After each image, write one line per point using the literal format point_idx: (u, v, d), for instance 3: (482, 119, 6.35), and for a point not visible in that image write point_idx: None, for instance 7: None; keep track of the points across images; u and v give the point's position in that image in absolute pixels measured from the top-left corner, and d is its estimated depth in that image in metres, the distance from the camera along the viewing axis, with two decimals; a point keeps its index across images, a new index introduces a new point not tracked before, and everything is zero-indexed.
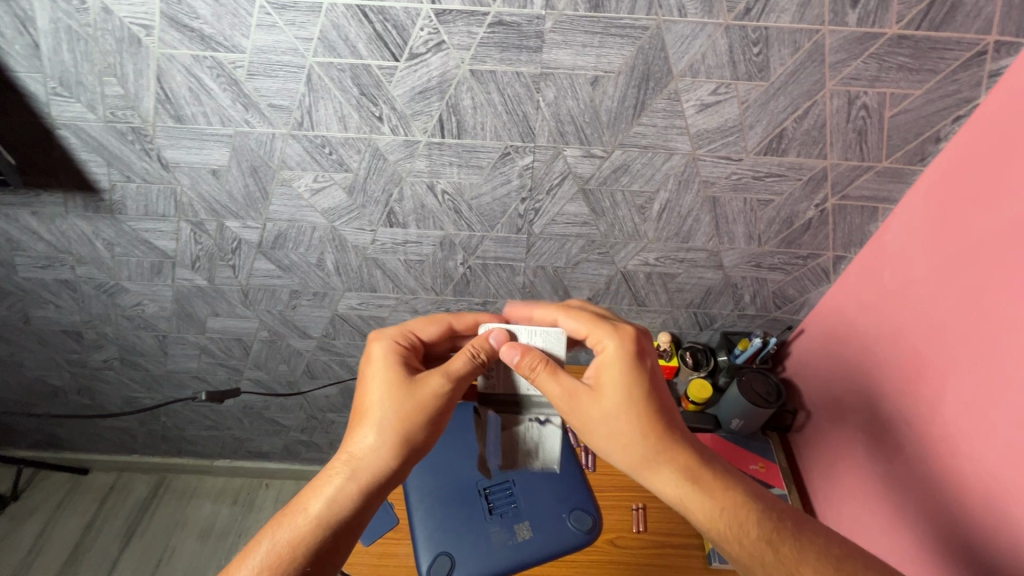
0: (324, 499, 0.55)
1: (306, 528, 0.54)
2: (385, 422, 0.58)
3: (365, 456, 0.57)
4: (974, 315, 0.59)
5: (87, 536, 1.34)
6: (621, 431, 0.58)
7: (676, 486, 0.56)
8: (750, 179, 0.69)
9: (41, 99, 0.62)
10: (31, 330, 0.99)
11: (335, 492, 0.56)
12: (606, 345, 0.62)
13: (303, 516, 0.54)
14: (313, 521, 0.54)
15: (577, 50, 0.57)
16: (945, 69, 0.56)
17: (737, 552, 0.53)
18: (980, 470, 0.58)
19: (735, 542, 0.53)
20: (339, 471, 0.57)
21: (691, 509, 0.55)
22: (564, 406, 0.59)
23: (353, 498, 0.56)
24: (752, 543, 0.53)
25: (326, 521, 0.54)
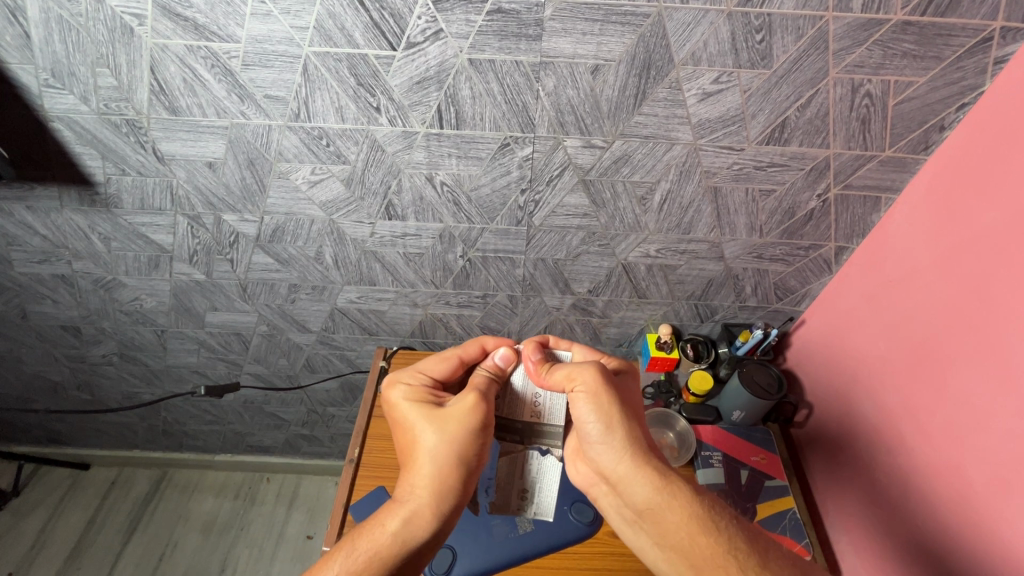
0: (401, 518, 0.54)
1: (390, 548, 0.52)
2: (448, 435, 0.58)
3: (434, 469, 0.57)
4: (976, 308, 0.59)
5: (89, 531, 1.34)
6: (626, 416, 0.59)
7: (656, 478, 0.56)
8: (752, 169, 0.68)
9: (34, 91, 0.62)
10: (29, 326, 0.99)
11: (413, 508, 0.55)
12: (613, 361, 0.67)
13: (387, 537, 0.53)
14: (395, 538, 0.53)
15: (577, 38, 0.56)
16: (950, 56, 0.55)
17: (708, 546, 0.52)
18: (985, 462, 0.58)
19: (710, 533, 0.52)
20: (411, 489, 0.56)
21: (668, 502, 0.55)
22: (589, 379, 0.60)
23: (433, 512, 0.55)
24: (724, 536, 0.52)
25: (409, 537, 0.53)
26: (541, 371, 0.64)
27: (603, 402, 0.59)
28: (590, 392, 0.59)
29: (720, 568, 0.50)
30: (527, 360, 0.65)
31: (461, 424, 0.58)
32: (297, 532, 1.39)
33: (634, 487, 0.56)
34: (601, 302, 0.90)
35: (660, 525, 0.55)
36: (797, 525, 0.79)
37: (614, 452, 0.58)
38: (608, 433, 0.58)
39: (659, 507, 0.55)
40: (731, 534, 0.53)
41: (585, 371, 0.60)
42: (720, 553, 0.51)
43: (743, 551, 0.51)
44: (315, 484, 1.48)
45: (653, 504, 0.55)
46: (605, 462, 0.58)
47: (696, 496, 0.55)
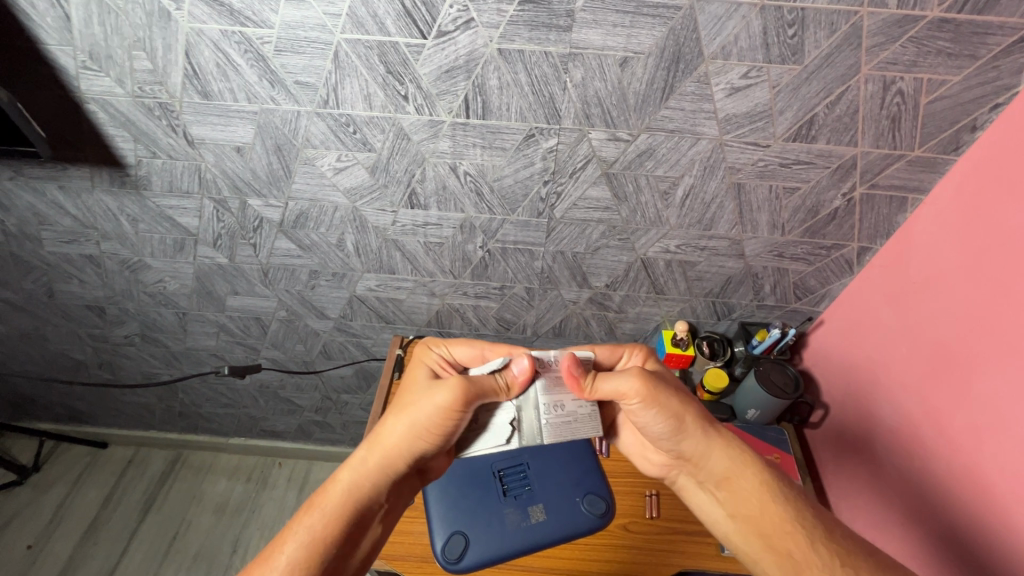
0: (353, 475, 0.56)
1: (337, 506, 0.54)
2: (412, 411, 0.56)
3: (399, 441, 0.57)
4: (1001, 309, 0.59)
5: (106, 507, 1.37)
6: (684, 396, 0.60)
7: (730, 449, 0.60)
8: (777, 166, 0.68)
9: (71, 73, 0.63)
10: (56, 304, 1.01)
11: (365, 471, 0.56)
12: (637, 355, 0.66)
13: (339, 491, 0.55)
14: (346, 493, 0.55)
15: (607, 30, 0.56)
16: (985, 54, 0.55)
17: (778, 514, 0.56)
18: (1006, 465, 0.58)
19: (780, 502, 0.57)
20: (369, 452, 0.57)
21: (743, 471, 0.59)
22: (634, 388, 0.58)
23: (384, 478, 0.57)
24: (794, 505, 0.56)
25: (357, 495, 0.55)
26: (584, 385, 0.59)
27: (659, 397, 0.58)
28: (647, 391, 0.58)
29: (789, 534, 0.54)
30: (568, 373, 0.59)
31: (434, 405, 0.55)
32: None
33: (710, 459, 0.60)
34: (618, 296, 0.91)
35: (733, 495, 0.59)
36: None
37: (688, 436, 0.60)
38: (673, 425, 0.59)
39: (736, 475, 0.59)
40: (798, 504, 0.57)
41: (627, 378, 0.58)
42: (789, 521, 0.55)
43: (809, 521, 0.55)
44: (326, 470, 1.50)
45: (730, 472, 0.59)
46: (676, 445, 0.61)
47: (768, 468, 0.60)
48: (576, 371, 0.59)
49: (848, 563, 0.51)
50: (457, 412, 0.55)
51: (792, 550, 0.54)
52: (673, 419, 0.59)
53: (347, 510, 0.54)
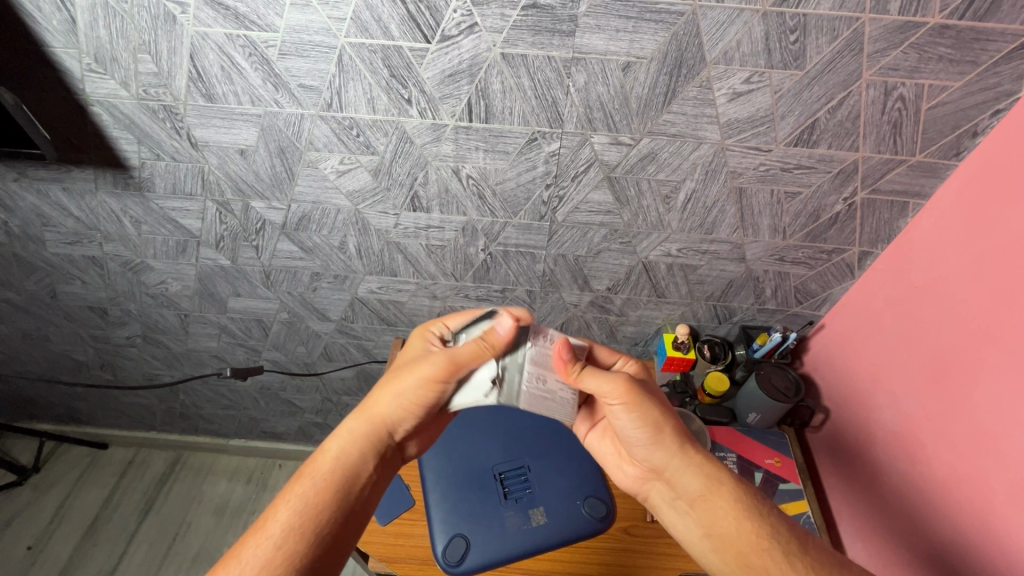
0: (341, 445, 0.58)
1: (329, 473, 0.55)
2: (396, 379, 0.60)
3: (385, 409, 0.60)
4: (1001, 315, 0.59)
5: (106, 508, 1.37)
6: (668, 411, 0.61)
7: (703, 468, 0.58)
8: (778, 171, 0.68)
9: (75, 75, 0.63)
10: (58, 305, 1.01)
11: (353, 440, 0.58)
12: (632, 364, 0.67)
13: (329, 461, 0.56)
14: (334, 460, 0.56)
15: (610, 35, 0.56)
16: (986, 61, 0.55)
17: (752, 530, 0.54)
18: (1009, 472, 0.58)
19: (755, 520, 0.55)
20: (356, 422, 0.59)
21: (717, 489, 0.57)
22: (619, 389, 0.59)
23: (371, 445, 0.58)
24: (769, 522, 0.55)
25: (346, 463, 0.56)
26: (571, 371, 0.61)
27: (643, 403, 0.59)
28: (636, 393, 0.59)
29: (765, 550, 0.53)
30: (557, 355, 0.62)
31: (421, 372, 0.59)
32: None
33: (683, 477, 0.58)
34: (620, 299, 0.91)
35: (708, 513, 0.56)
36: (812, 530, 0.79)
37: (666, 449, 0.59)
38: (651, 436, 0.59)
39: (710, 493, 0.57)
40: (771, 518, 0.55)
41: (613, 381, 0.60)
42: (765, 536, 0.54)
43: (784, 539, 0.54)
44: None
45: (702, 490, 0.57)
46: (653, 458, 0.60)
47: (741, 484, 0.58)
48: (565, 356, 0.62)
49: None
50: (440, 382, 0.59)
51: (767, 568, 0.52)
52: (653, 432, 0.59)
53: (338, 477, 0.55)
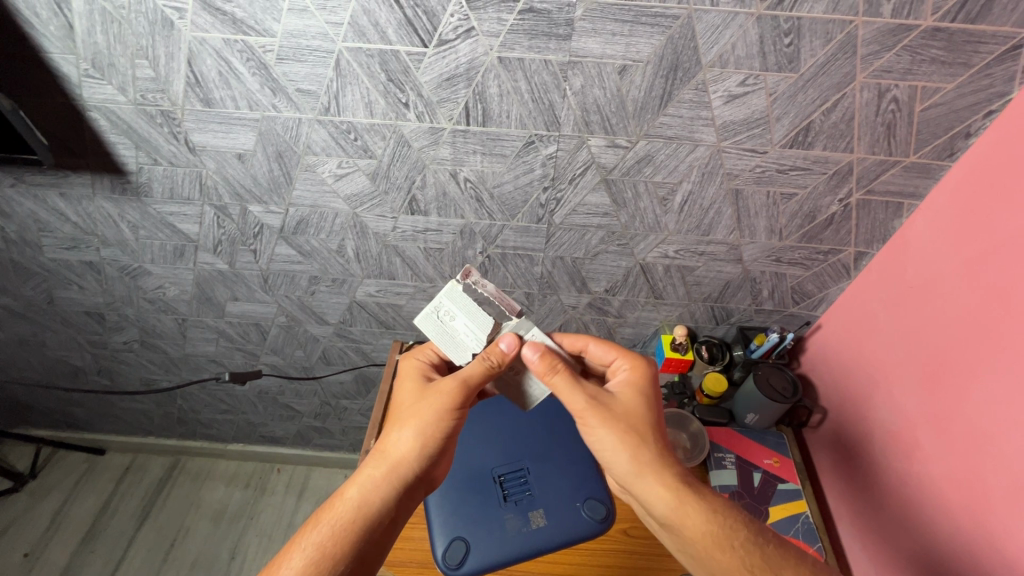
0: (361, 491, 0.56)
1: (347, 523, 0.53)
2: (412, 418, 0.59)
3: (402, 450, 0.58)
4: (996, 315, 0.59)
5: (104, 514, 1.36)
6: (633, 432, 0.59)
7: (667, 497, 0.56)
8: (774, 172, 0.68)
9: (73, 81, 0.63)
10: (55, 311, 1.01)
11: (372, 484, 0.56)
12: (626, 369, 0.66)
13: (345, 508, 0.55)
14: (351, 508, 0.55)
15: (606, 38, 0.57)
16: (978, 63, 0.56)
17: (721, 564, 0.53)
18: (1005, 474, 0.58)
19: (727, 549, 0.53)
20: (376, 464, 0.58)
21: (683, 517, 0.55)
22: (584, 406, 0.60)
23: (392, 493, 0.56)
24: (737, 555, 0.53)
25: (366, 512, 0.55)
26: (546, 370, 0.61)
27: (601, 424, 0.59)
28: (595, 412, 0.60)
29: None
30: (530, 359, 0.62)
31: (432, 409, 0.59)
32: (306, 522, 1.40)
33: (647, 499, 0.57)
34: (618, 301, 0.91)
35: (676, 539, 0.56)
36: (810, 530, 0.79)
37: (626, 471, 0.58)
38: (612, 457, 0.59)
39: (675, 524, 0.56)
40: (744, 551, 0.53)
41: (579, 396, 0.61)
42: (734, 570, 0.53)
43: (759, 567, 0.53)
44: (325, 475, 1.49)
45: (668, 520, 0.56)
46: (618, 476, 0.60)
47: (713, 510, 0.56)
48: (537, 360, 0.62)
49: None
50: (456, 411, 0.60)
51: None
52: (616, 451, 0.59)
53: (357, 527, 0.54)
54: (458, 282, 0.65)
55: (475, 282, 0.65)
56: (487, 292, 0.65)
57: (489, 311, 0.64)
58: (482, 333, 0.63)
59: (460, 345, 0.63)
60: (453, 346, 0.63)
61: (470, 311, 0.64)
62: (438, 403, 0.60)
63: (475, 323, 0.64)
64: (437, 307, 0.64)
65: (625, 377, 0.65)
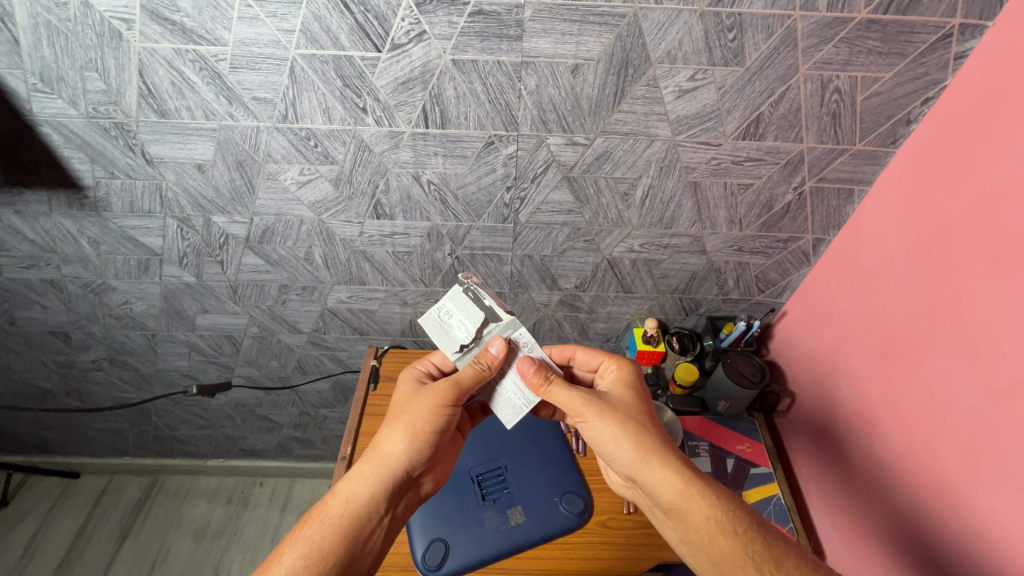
0: (351, 487, 0.57)
1: (338, 518, 0.54)
2: (400, 415, 0.61)
3: (390, 448, 0.59)
4: (944, 291, 0.62)
5: (80, 538, 1.33)
6: (633, 421, 0.61)
7: (675, 481, 0.57)
8: (729, 164, 0.70)
9: (22, 96, 0.62)
10: (18, 331, 0.98)
11: (362, 480, 0.57)
12: (615, 368, 0.68)
13: (337, 504, 0.55)
14: (340, 505, 0.55)
15: (556, 38, 0.58)
16: (913, 51, 0.58)
17: (727, 545, 0.53)
18: (959, 442, 0.61)
19: (730, 536, 0.54)
20: (368, 461, 0.59)
21: (689, 503, 0.56)
22: (583, 404, 0.61)
23: (383, 488, 0.57)
24: (743, 537, 0.54)
25: (352, 508, 0.55)
26: (540, 383, 0.61)
27: (604, 416, 0.61)
28: (593, 409, 0.61)
29: (738, 568, 0.52)
30: (522, 372, 0.62)
31: (420, 405, 0.61)
32: None
33: (655, 488, 0.58)
34: (589, 297, 0.92)
35: (683, 525, 0.56)
36: (782, 511, 0.81)
37: (631, 459, 0.59)
38: (619, 447, 0.60)
39: (683, 506, 0.56)
40: (748, 534, 0.54)
41: (576, 395, 0.62)
42: (740, 552, 0.53)
43: (760, 555, 0.53)
44: (309, 486, 1.48)
45: (676, 504, 0.56)
46: (624, 468, 0.61)
47: (718, 499, 0.56)
48: (531, 373, 0.62)
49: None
50: (447, 407, 0.61)
51: None
52: (624, 442, 0.60)
53: (346, 521, 0.54)
54: (461, 285, 0.66)
55: (475, 284, 0.67)
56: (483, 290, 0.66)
57: (485, 309, 0.65)
58: (473, 329, 0.64)
59: (450, 339, 0.65)
60: (445, 340, 0.65)
61: (466, 309, 0.65)
62: (427, 402, 0.61)
63: (471, 320, 0.65)
64: (438, 307, 0.67)
65: (614, 376, 0.67)
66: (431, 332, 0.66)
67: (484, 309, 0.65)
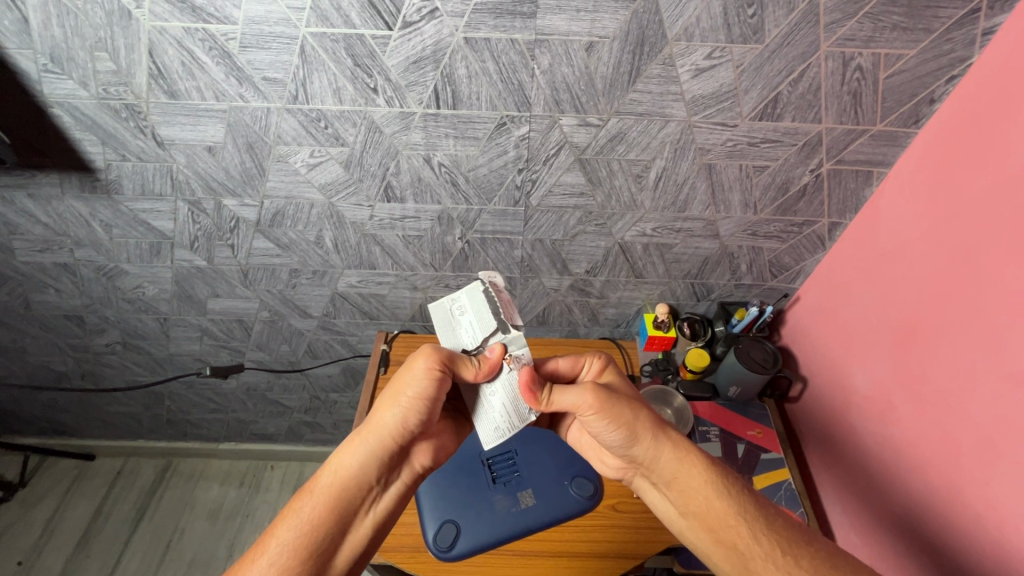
0: (343, 460, 0.58)
1: (328, 491, 0.56)
2: (392, 386, 0.60)
3: (381, 419, 0.59)
4: (966, 275, 0.61)
5: (97, 519, 1.36)
6: (634, 403, 0.61)
7: (677, 451, 0.60)
8: (745, 146, 0.69)
9: (33, 77, 0.62)
10: (33, 315, 0.99)
11: (351, 453, 0.58)
12: (598, 364, 0.67)
13: (326, 478, 0.57)
14: (333, 477, 0.57)
15: (571, 15, 0.57)
16: (939, 28, 0.56)
17: (721, 508, 0.57)
18: (973, 429, 0.60)
19: (724, 498, 0.57)
20: (359, 434, 0.59)
21: (688, 471, 0.59)
22: (591, 397, 0.59)
23: (372, 461, 0.58)
24: (735, 499, 0.57)
25: (344, 480, 0.57)
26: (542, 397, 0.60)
27: (609, 412, 0.59)
28: (603, 404, 0.59)
29: (732, 528, 0.56)
30: (523, 386, 0.60)
31: (407, 378, 0.58)
32: None
33: (657, 462, 0.60)
34: (599, 282, 0.92)
35: (683, 494, 0.59)
36: (793, 496, 0.81)
37: (638, 440, 0.60)
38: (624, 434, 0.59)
39: (683, 474, 0.59)
40: (738, 496, 0.58)
41: (584, 393, 0.59)
42: (734, 514, 0.57)
43: (750, 514, 0.57)
44: (319, 470, 1.49)
45: (677, 474, 0.59)
46: (629, 451, 0.61)
47: (711, 465, 0.60)
48: (532, 385, 0.60)
49: (790, 553, 0.54)
50: (436, 370, 0.58)
51: (738, 544, 0.55)
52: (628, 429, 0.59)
53: (337, 494, 0.56)
54: (481, 283, 0.63)
55: (496, 288, 0.63)
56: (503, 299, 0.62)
57: (498, 317, 0.61)
58: (479, 336, 0.61)
59: (453, 337, 0.62)
60: (448, 335, 0.63)
61: (479, 312, 0.62)
62: (415, 371, 0.58)
63: (478, 325, 0.62)
64: (453, 299, 0.64)
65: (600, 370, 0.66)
66: (438, 325, 0.64)
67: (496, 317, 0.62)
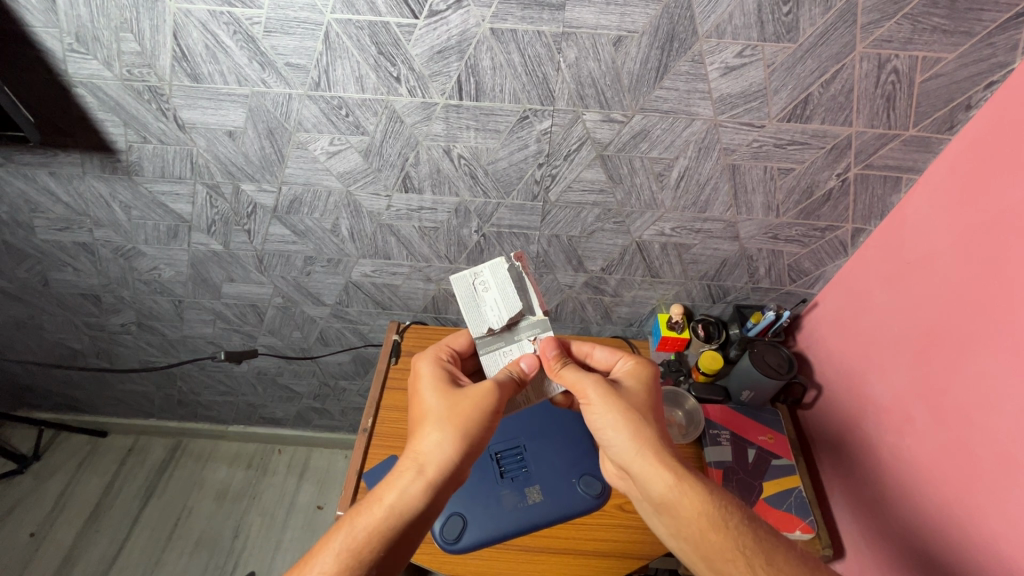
0: (398, 496, 0.54)
1: (385, 529, 0.52)
2: (449, 420, 0.59)
3: (436, 452, 0.57)
4: (992, 285, 0.59)
5: (108, 495, 1.38)
6: (639, 414, 0.60)
7: (669, 474, 0.56)
8: (772, 147, 0.67)
9: (58, 56, 0.62)
10: (51, 292, 1.01)
11: (411, 489, 0.54)
12: (629, 364, 0.68)
13: (385, 514, 0.53)
14: (387, 512, 0.53)
15: (600, 8, 0.55)
16: (981, 31, 0.55)
17: (719, 540, 0.53)
18: (992, 442, 0.59)
19: (721, 529, 0.54)
20: (416, 470, 0.56)
21: (681, 498, 0.55)
22: (593, 386, 0.62)
23: (431, 497, 0.55)
24: (732, 529, 0.54)
25: (403, 519, 0.53)
26: (555, 364, 0.65)
27: (609, 405, 0.61)
28: (600, 392, 0.62)
29: (729, 562, 0.53)
30: (543, 354, 0.67)
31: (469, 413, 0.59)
32: (308, 501, 1.42)
33: (648, 482, 0.57)
34: (614, 280, 0.91)
35: (673, 518, 0.56)
36: (802, 503, 0.80)
37: (627, 449, 0.59)
38: (620, 434, 0.59)
39: (675, 501, 0.55)
40: (738, 528, 0.54)
41: (586, 380, 0.63)
42: (732, 548, 0.53)
43: (751, 549, 0.53)
44: (326, 456, 1.50)
45: (667, 499, 0.56)
46: (619, 458, 0.60)
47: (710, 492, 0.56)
48: (551, 354, 0.66)
49: None
50: (493, 413, 0.60)
51: None
52: (638, 441, 0.58)
53: (395, 533, 0.52)
54: (507, 262, 0.67)
55: (523, 268, 0.68)
56: (528, 279, 0.67)
57: (523, 299, 0.67)
58: (505, 314, 0.66)
59: (478, 316, 0.67)
60: (473, 313, 0.66)
61: (505, 291, 0.67)
62: (477, 410, 0.59)
63: (505, 303, 0.66)
64: (476, 274, 0.68)
65: (627, 372, 0.67)
66: (461, 302, 0.67)
67: (523, 298, 0.67)
